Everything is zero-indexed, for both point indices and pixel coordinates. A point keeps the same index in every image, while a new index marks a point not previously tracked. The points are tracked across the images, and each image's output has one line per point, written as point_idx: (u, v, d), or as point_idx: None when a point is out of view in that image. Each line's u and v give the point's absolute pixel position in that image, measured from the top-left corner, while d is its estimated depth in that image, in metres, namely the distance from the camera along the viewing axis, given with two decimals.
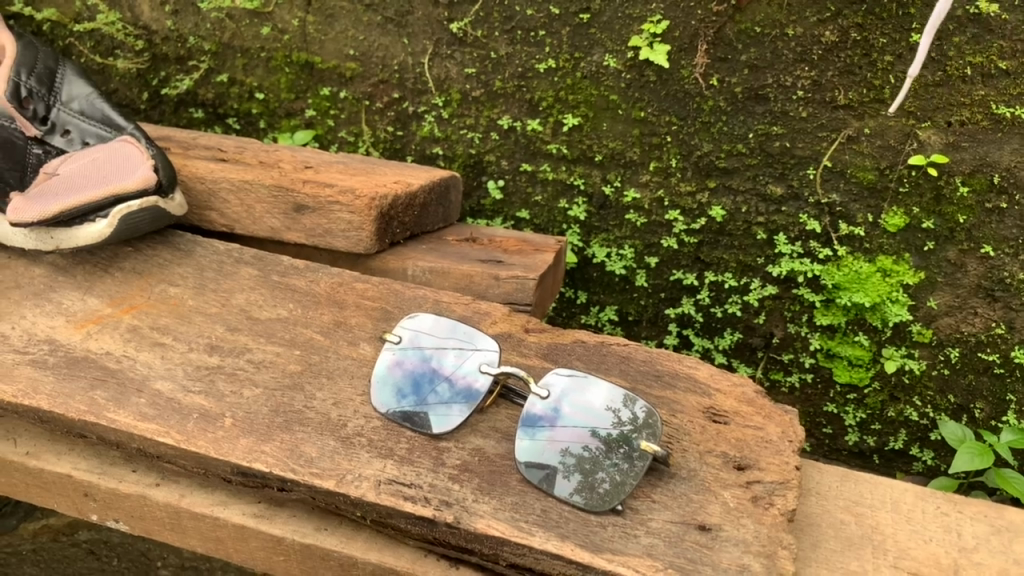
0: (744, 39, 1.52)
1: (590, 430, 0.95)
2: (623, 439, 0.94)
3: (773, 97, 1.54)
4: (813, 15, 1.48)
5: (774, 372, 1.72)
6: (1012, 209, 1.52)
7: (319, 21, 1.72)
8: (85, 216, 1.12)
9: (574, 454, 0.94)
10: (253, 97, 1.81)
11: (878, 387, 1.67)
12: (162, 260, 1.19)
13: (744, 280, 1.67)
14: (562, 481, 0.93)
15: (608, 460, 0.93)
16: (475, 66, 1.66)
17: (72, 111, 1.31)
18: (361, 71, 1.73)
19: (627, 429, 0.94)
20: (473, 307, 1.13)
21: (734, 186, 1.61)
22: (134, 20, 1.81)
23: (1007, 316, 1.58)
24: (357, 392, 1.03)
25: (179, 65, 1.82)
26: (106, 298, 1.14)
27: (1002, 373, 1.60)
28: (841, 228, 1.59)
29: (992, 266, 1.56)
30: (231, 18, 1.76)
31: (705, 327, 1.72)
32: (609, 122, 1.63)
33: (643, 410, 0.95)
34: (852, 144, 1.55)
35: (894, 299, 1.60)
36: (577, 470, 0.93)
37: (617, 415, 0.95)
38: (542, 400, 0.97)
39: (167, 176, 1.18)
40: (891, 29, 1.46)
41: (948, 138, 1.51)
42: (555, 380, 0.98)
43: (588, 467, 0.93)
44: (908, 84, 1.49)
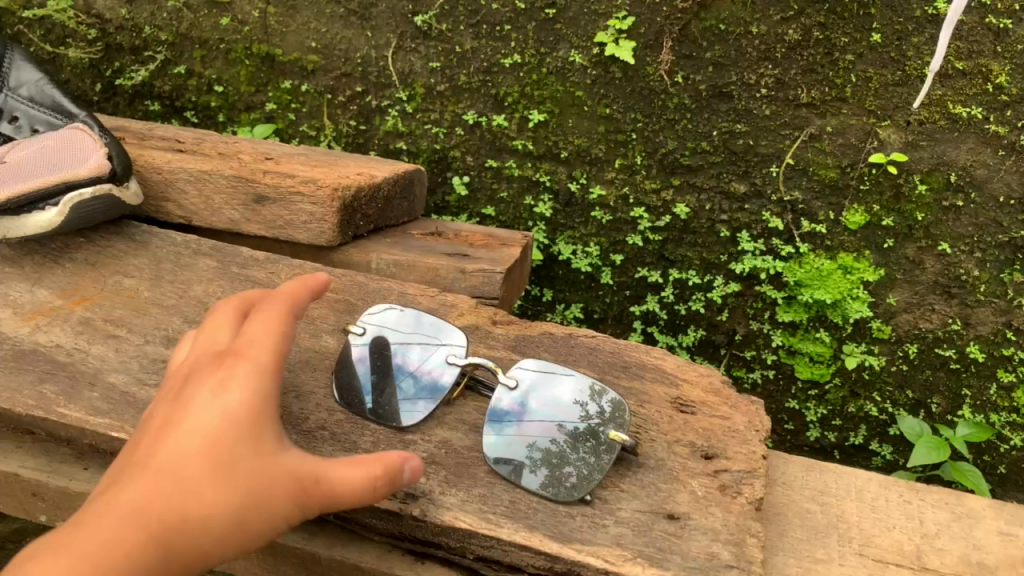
0: (709, 36, 1.54)
1: (558, 423, 0.94)
2: (590, 432, 0.93)
3: (737, 95, 1.55)
4: (776, 14, 1.50)
5: (736, 369, 1.72)
6: (968, 207, 1.55)
7: (280, 13, 1.70)
8: (34, 203, 1.07)
9: (541, 449, 0.93)
10: (211, 89, 1.77)
11: (838, 383, 1.68)
12: (116, 251, 1.16)
13: (707, 278, 1.67)
14: (533, 475, 0.91)
15: (575, 453, 0.92)
16: (440, 60, 1.65)
17: (21, 96, 1.27)
18: (323, 64, 1.70)
19: (594, 422, 0.93)
20: (439, 299, 1.13)
21: (698, 183, 1.62)
22: (87, 8, 1.77)
23: (963, 312, 1.60)
24: (320, 384, 1.01)
25: (134, 56, 1.78)
26: (56, 289, 1.11)
27: (959, 368, 1.63)
28: (803, 226, 1.60)
29: (949, 262, 1.58)
30: (189, 8, 1.74)
31: (669, 324, 1.71)
32: (574, 118, 1.63)
33: (610, 403, 0.95)
34: (814, 142, 1.56)
35: (854, 296, 1.62)
36: (544, 464, 0.92)
37: (585, 408, 0.94)
38: (510, 392, 0.96)
39: (122, 164, 1.15)
40: (852, 28, 1.49)
41: (907, 136, 1.53)
42: (524, 373, 0.97)
43: (557, 460, 0.92)
44: (868, 83, 1.51)
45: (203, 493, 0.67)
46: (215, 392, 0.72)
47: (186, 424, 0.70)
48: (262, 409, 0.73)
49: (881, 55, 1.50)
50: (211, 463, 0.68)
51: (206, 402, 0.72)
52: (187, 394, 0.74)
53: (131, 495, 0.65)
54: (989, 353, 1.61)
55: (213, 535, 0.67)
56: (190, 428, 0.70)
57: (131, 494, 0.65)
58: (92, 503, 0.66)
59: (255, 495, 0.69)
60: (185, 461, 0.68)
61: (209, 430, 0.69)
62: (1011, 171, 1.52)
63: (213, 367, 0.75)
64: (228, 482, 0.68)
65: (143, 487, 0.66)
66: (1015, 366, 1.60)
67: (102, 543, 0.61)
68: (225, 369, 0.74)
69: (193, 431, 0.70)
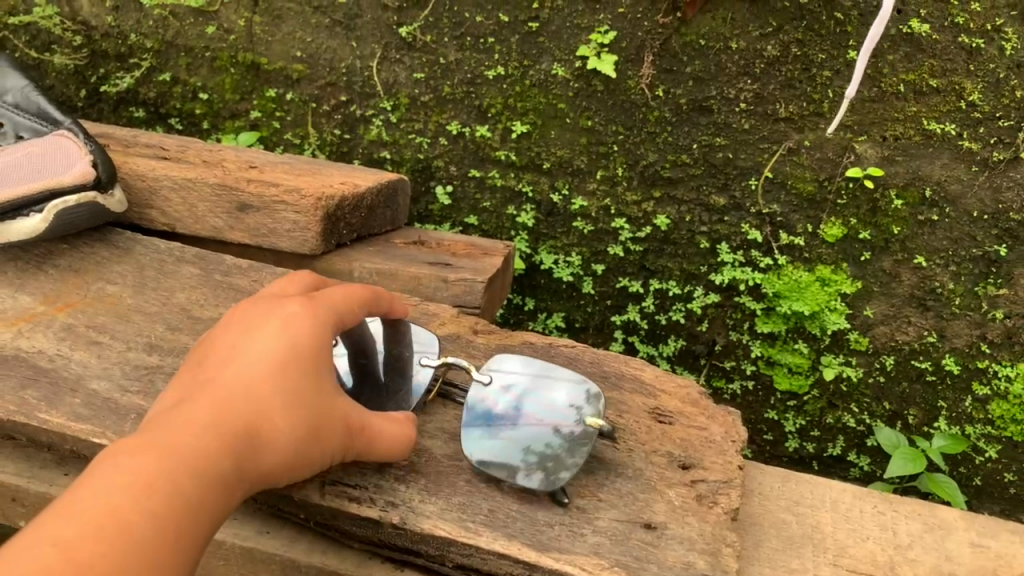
0: (689, 51, 1.55)
1: (552, 426, 0.93)
2: (584, 436, 0.92)
3: (716, 109, 1.58)
4: (755, 30, 1.52)
5: (717, 379, 1.74)
6: (942, 221, 1.58)
7: (266, 22, 1.70)
8: (17, 210, 1.08)
9: (523, 442, 0.93)
10: (196, 97, 1.77)
11: (816, 395, 1.70)
12: (100, 258, 1.16)
13: (687, 288, 1.69)
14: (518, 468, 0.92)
15: (569, 458, 0.92)
16: (424, 71, 1.66)
17: (6, 104, 1.27)
18: (308, 73, 1.71)
19: (588, 425, 0.93)
20: (421, 309, 1.16)
21: (679, 195, 1.64)
22: (72, 15, 1.77)
23: (938, 325, 1.63)
24: None
25: (119, 63, 1.79)
26: (39, 296, 1.11)
27: (934, 380, 1.65)
28: (782, 238, 1.62)
29: (924, 275, 1.61)
30: (175, 16, 1.74)
31: (650, 334, 1.73)
32: (557, 130, 1.64)
33: (603, 405, 0.94)
34: (792, 156, 1.58)
35: (831, 307, 1.64)
36: (539, 468, 0.91)
37: (579, 411, 0.94)
38: (502, 397, 0.96)
39: (105, 172, 1.15)
40: (829, 45, 1.51)
41: (884, 152, 1.56)
42: (515, 378, 0.97)
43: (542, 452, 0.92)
44: (846, 99, 1.54)
45: (270, 416, 0.76)
46: (283, 323, 0.81)
47: (252, 352, 0.78)
48: (323, 343, 0.82)
49: (857, 72, 1.52)
50: (281, 391, 0.77)
51: (274, 332, 0.80)
52: (253, 322, 0.82)
53: (207, 410, 0.73)
54: (964, 366, 1.64)
55: (277, 452, 0.76)
56: (259, 357, 0.78)
57: (210, 408, 0.73)
58: (168, 411, 0.73)
59: (313, 426, 0.78)
60: (257, 383, 0.76)
61: (276, 356, 0.78)
62: (984, 187, 1.55)
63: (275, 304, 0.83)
64: (293, 411, 0.77)
65: (218, 405, 0.74)
66: (989, 379, 1.63)
67: (195, 446, 0.69)
68: (288, 303, 0.82)
69: (264, 358, 0.78)
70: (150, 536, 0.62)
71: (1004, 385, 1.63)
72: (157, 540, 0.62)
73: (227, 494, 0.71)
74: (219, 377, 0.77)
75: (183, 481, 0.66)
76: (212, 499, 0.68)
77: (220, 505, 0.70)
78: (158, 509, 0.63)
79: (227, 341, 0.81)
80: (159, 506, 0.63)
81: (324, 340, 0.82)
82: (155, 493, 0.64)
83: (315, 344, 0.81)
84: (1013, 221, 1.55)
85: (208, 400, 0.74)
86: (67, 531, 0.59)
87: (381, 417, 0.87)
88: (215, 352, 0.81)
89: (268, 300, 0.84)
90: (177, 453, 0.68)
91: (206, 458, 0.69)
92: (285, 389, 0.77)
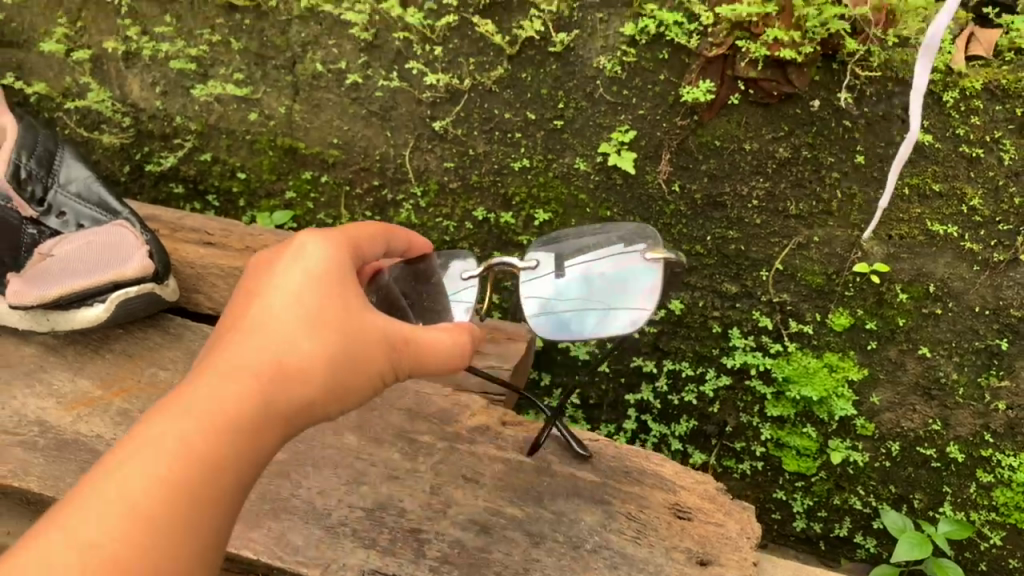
0: (705, 150, 1.64)
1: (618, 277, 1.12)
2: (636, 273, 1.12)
3: (730, 204, 1.66)
4: (768, 133, 1.60)
5: (727, 459, 1.79)
6: (946, 315, 1.65)
7: (305, 110, 1.79)
8: (82, 301, 1.20)
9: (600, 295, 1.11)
10: (234, 176, 1.86)
11: (823, 476, 1.75)
12: (152, 343, 1.25)
13: (700, 370, 1.76)
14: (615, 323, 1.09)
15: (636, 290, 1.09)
16: (453, 161, 1.75)
17: (69, 193, 1.39)
18: (343, 158, 1.80)
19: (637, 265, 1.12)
20: (453, 400, 1.26)
21: (692, 282, 1.72)
22: (123, 98, 1.86)
23: (942, 413, 1.69)
24: (340, 481, 1.15)
25: (164, 143, 1.88)
26: (96, 380, 1.20)
27: (939, 466, 1.71)
28: (791, 325, 1.70)
29: (929, 365, 1.67)
30: (219, 102, 1.82)
31: (662, 413, 1.79)
32: (578, 218, 1.73)
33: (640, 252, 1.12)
34: (802, 250, 1.67)
35: (839, 393, 1.70)
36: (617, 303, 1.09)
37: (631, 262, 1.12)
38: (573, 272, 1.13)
39: (162, 264, 1.27)
40: (838, 149, 1.59)
41: (889, 249, 1.64)
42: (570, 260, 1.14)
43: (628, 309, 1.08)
44: (853, 200, 1.62)
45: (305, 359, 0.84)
46: (299, 263, 0.89)
47: (280, 298, 0.86)
48: (342, 281, 0.90)
49: (864, 174, 1.60)
50: (305, 327, 0.85)
51: (292, 271, 0.88)
52: (270, 269, 0.90)
53: (238, 356, 0.82)
54: (968, 453, 1.69)
55: (317, 386, 0.84)
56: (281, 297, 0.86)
57: (241, 355, 0.82)
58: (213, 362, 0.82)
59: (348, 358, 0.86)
60: (281, 324, 0.85)
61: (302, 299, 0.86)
62: (985, 285, 1.62)
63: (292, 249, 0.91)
64: (321, 341, 0.85)
65: (249, 349, 0.83)
66: (993, 466, 1.68)
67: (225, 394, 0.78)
68: (306, 250, 0.90)
69: (283, 300, 0.86)
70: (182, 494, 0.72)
71: (1008, 474, 1.67)
72: (189, 494, 0.73)
73: (264, 432, 0.80)
74: (244, 320, 0.86)
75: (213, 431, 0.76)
76: (246, 441, 0.78)
77: (257, 441, 0.80)
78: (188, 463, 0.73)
79: (256, 287, 0.89)
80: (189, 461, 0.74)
81: (341, 271, 0.91)
82: (185, 446, 0.74)
83: (332, 281, 0.89)
84: (1014, 317, 1.62)
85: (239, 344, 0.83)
86: (103, 499, 0.70)
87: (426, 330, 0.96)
88: (247, 298, 0.89)
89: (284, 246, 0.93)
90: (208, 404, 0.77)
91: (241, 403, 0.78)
92: (309, 325, 0.85)
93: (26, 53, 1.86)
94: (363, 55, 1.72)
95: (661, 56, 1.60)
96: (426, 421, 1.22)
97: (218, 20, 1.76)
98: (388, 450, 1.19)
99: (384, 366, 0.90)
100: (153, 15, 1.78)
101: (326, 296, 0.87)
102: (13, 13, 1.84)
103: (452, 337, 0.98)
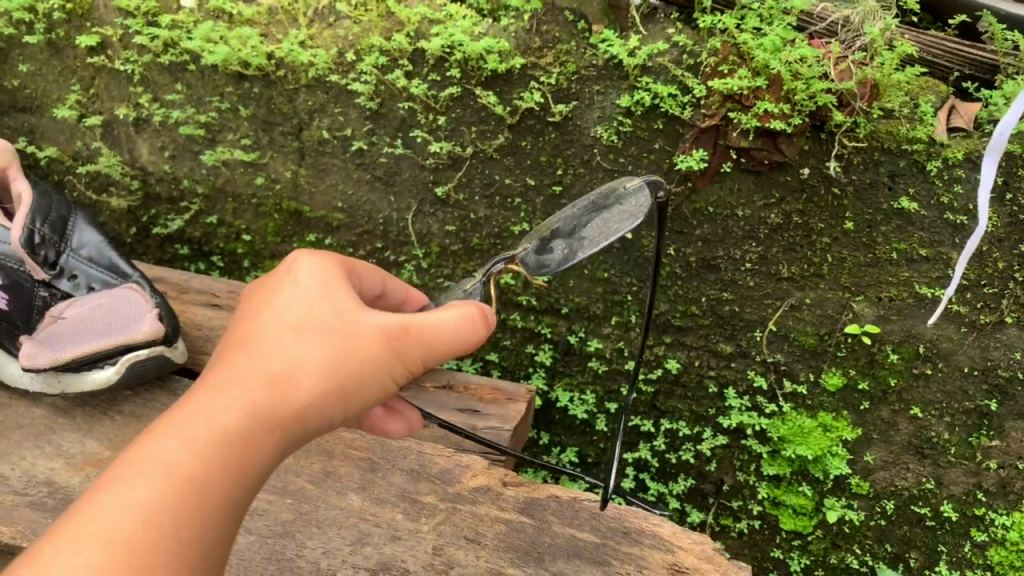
0: (699, 216, 1.69)
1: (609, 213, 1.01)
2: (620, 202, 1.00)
3: (723, 267, 1.71)
4: (760, 200, 1.65)
5: (724, 518, 1.78)
6: (936, 375, 1.68)
7: (311, 174, 1.84)
8: (93, 364, 1.26)
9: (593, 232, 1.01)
10: (239, 238, 1.89)
11: (820, 535, 1.75)
12: (160, 406, 1.33)
13: (697, 429, 1.78)
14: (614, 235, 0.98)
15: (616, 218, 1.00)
16: (455, 225, 1.79)
17: (81, 257, 1.45)
18: (347, 222, 1.84)
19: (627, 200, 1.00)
20: (454, 460, 1.27)
21: (688, 342, 1.75)
22: (132, 161, 1.90)
23: (936, 472, 1.71)
24: (345, 542, 1.18)
25: (170, 206, 1.90)
26: (105, 441, 1.28)
27: (934, 525, 1.72)
28: (786, 386, 1.73)
29: (921, 425, 1.70)
30: (226, 166, 1.86)
31: (660, 471, 1.80)
32: (576, 279, 1.78)
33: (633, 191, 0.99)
34: (794, 312, 1.70)
35: (834, 452, 1.73)
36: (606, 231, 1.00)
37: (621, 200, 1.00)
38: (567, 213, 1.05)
39: (171, 327, 1.33)
40: (828, 215, 1.64)
41: (880, 311, 1.68)
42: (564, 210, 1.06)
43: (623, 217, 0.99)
44: (843, 264, 1.67)
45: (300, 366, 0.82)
46: (289, 280, 0.89)
47: (272, 314, 0.86)
48: (337, 289, 0.89)
49: (853, 240, 1.65)
50: (294, 340, 0.83)
51: (281, 290, 0.88)
52: (266, 287, 0.90)
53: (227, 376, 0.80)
54: (962, 512, 1.71)
55: (315, 391, 0.81)
56: (272, 315, 0.85)
57: (229, 373, 0.80)
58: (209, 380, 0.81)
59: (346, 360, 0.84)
60: (271, 340, 0.83)
61: (293, 310, 0.85)
62: (973, 346, 1.67)
63: (283, 267, 0.91)
64: (312, 349, 0.83)
65: (238, 368, 0.81)
66: (986, 525, 1.70)
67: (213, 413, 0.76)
68: (295, 266, 0.91)
69: (273, 316, 0.85)
70: (169, 520, 0.69)
71: (1002, 532, 1.69)
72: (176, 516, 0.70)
73: (259, 446, 0.77)
74: (238, 340, 0.84)
75: (201, 453, 0.73)
76: (236, 459, 0.75)
77: (253, 456, 0.77)
78: (175, 487, 0.70)
79: (249, 305, 0.89)
80: (178, 483, 0.71)
81: (334, 279, 0.90)
82: (169, 469, 0.71)
83: (322, 294, 0.88)
84: (1002, 377, 1.66)
85: (227, 365, 0.81)
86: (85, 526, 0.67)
87: (430, 312, 0.91)
88: (244, 315, 0.88)
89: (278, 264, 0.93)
90: (194, 423, 0.74)
91: (229, 419, 0.75)
92: (298, 336, 0.83)
93: (39, 118, 1.92)
94: (368, 123, 1.79)
95: (656, 126, 1.66)
96: (429, 481, 1.24)
97: (227, 88, 1.82)
98: (391, 510, 1.21)
99: (386, 361, 0.86)
100: (164, 84, 1.84)
101: (317, 305, 0.86)
102: (27, 80, 1.90)
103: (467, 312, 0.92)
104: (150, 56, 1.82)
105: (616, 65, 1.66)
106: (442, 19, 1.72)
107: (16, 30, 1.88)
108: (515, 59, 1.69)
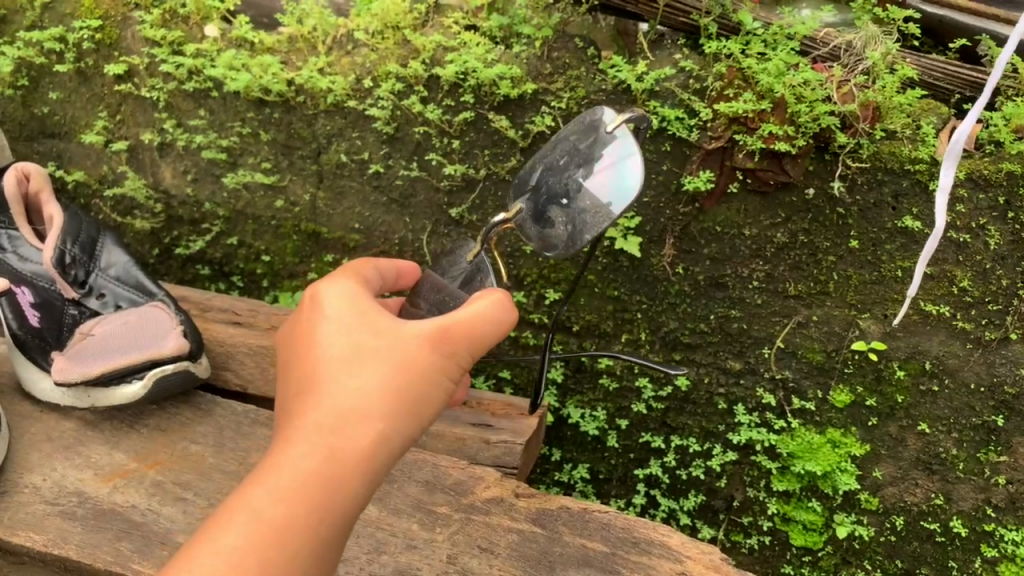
0: (707, 235, 1.73)
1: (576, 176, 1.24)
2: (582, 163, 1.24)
3: (731, 285, 1.74)
4: (766, 219, 1.69)
5: (735, 533, 1.82)
6: (942, 391, 1.70)
7: (329, 197, 1.89)
8: (121, 378, 1.32)
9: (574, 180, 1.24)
10: (259, 259, 1.95)
11: (830, 551, 1.77)
12: (184, 418, 1.39)
13: (707, 445, 1.81)
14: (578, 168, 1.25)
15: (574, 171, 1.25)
16: None
17: (108, 276, 1.52)
18: (364, 242, 1.89)
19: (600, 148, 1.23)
20: (468, 471, 1.31)
21: (698, 359, 1.79)
22: (156, 184, 1.96)
23: (944, 488, 1.72)
24: (362, 550, 1.22)
25: (192, 228, 1.97)
26: (132, 453, 1.34)
27: (944, 541, 1.73)
28: (795, 402, 1.76)
29: (929, 441, 1.72)
30: (247, 189, 1.92)
31: (671, 487, 1.84)
32: (586, 298, 1.81)
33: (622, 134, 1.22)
34: (802, 329, 1.74)
35: (843, 468, 1.75)
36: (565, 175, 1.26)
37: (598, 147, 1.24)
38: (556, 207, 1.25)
39: (195, 343, 1.40)
40: (833, 234, 1.68)
41: (886, 327, 1.70)
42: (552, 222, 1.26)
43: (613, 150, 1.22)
44: (849, 281, 1.70)
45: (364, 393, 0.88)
46: (326, 323, 0.93)
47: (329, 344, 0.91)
48: (378, 311, 0.94)
49: (859, 257, 1.69)
50: (351, 372, 0.89)
51: (327, 327, 0.93)
52: (307, 321, 0.95)
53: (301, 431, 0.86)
54: (971, 528, 1.72)
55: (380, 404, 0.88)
56: (328, 349, 0.91)
57: (306, 415, 0.87)
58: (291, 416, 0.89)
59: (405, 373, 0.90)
60: (331, 380, 0.89)
61: (348, 348, 0.91)
62: (979, 362, 1.68)
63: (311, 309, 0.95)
64: (375, 374, 0.89)
65: (314, 412, 0.87)
66: (996, 541, 1.71)
67: (291, 463, 0.83)
68: (338, 297, 0.95)
69: (329, 352, 0.90)
70: (265, 560, 0.79)
71: (1011, 548, 1.70)
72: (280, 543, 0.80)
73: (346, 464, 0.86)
74: (303, 373, 0.91)
75: (298, 506, 0.82)
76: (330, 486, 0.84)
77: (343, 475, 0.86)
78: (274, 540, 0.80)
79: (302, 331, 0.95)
80: (270, 542, 0.80)
81: (370, 301, 0.96)
82: (272, 509, 0.81)
83: (365, 311, 0.94)
84: (1008, 394, 1.67)
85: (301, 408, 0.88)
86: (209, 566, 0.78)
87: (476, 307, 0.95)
88: (298, 345, 0.94)
89: (311, 301, 0.96)
90: (281, 467, 0.84)
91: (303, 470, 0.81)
92: (349, 364, 0.90)
93: (67, 143, 1.99)
94: (384, 147, 1.84)
95: (663, 147, 1.71)
96: (443, 492, 1.28)
97: (248, 114, 1.88)
98: (407, 520, 1.25)
99: (440, 368, 0.92)
100: (187, 109, 1.90)
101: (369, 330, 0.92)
102: (56, 106, 1.98)
103: (496, 297, 0.98)
104: (175, 83, 1.89)
105: (624, 90, 1.71)
106: (456, 46, 1.77)
107: (47, 59, 1.95)
108: (527, 85, 1.74)
